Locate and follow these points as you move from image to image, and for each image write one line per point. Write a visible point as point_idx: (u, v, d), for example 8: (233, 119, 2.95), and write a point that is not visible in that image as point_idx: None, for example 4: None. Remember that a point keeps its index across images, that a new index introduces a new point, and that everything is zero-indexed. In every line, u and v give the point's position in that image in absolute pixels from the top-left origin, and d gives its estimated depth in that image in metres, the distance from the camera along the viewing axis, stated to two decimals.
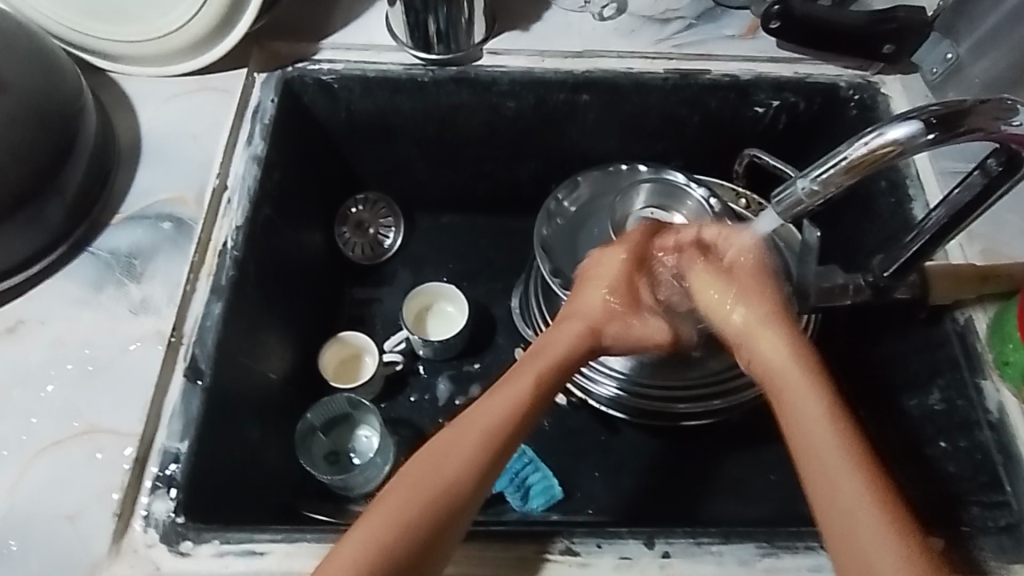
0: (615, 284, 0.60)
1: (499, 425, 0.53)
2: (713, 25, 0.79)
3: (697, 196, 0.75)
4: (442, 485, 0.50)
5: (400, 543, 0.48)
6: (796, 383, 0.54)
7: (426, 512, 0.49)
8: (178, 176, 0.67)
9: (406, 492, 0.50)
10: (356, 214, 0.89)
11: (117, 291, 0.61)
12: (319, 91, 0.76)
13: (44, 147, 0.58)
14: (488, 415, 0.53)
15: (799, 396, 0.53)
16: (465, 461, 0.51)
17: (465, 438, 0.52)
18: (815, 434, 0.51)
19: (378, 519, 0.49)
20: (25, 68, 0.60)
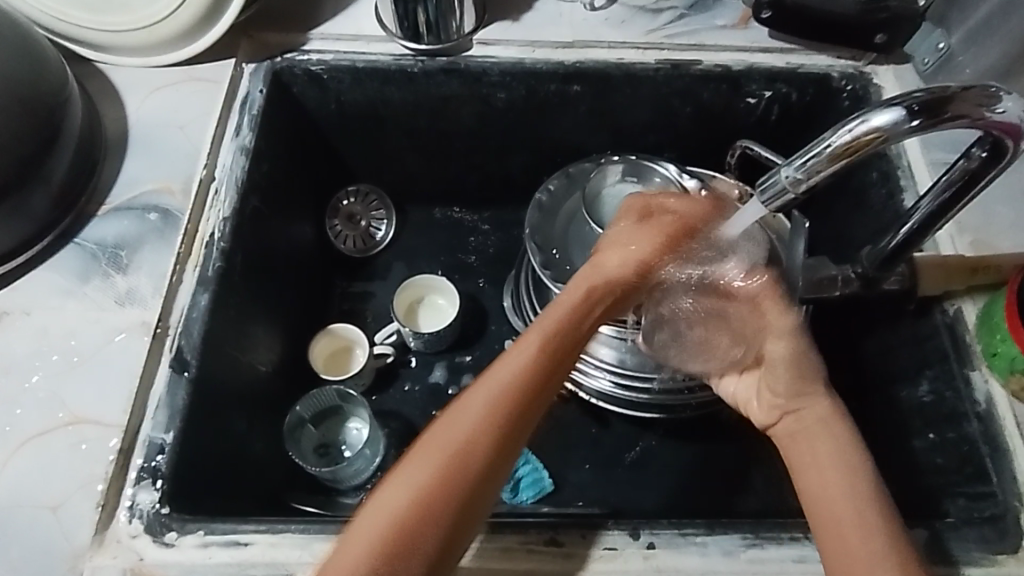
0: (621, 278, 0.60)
1: (523, 389, 0.52)
2: (705, 15, 0.79)
3: (666, 172, 0.73)
4: (467, 451, 0.50)
5: (423, 511, 0.47)
6: (817, 434, 0.57)
7: (455, 477, 0.49)
8: (165, 167, 0.67)
9: (427, 453, 0.50)
10: (346, 206, 0.89)
11: (103, 282, 0.61)
12: (308, 81, 0.76)
13: (27, 137, 0.58)
14: (509, 380, 0.52)
15: (816, 452, 0.56)
16: (490, 425, 0.51)
17: (485, 403, 0.51)
18: (834, 488, 0.53)
19: (400, 485, 0.48)
20: (10, 57, 0.59)
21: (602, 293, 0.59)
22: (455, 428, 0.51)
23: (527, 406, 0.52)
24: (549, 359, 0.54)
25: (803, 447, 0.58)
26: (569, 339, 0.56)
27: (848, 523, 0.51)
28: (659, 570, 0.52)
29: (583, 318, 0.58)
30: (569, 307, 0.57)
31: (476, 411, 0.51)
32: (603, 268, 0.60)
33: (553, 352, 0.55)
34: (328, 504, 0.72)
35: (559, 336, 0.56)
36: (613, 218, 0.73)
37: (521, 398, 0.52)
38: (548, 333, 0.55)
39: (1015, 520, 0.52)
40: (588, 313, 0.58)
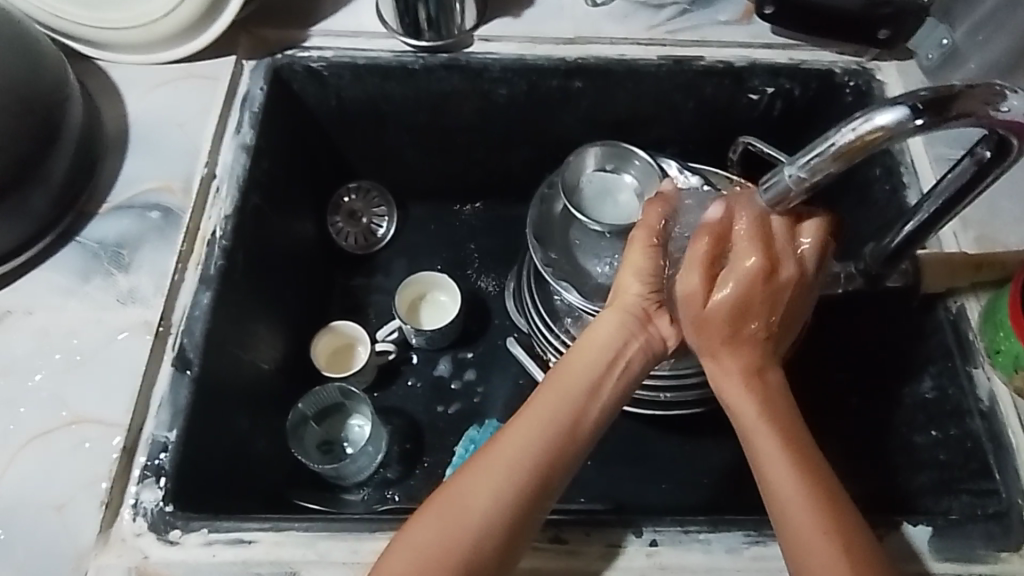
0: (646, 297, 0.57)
1: (546, 440, 0.52)
2: (708, 10, 0.78)
3: (644, 155, 0.74)
4: (481, 499, 0.49)
5: (444, 559, 0.47)
6: (741, 387, 0.55)
7: (475, 526, 0.48)
8: (165, 164, 0.67)
9: (446, 503, 0.50)
10: (347, 203, 0.89)
11: (104, 280, 0.61)
12: (309, 78, 0.76)
13: (27, 136, 0.57)
14: (529, 433, 0.52)
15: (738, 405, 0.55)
16: (510, 476, 0.50)
17: (505, 455, 0.51)
18: (766, 447, 0.53)
19: (421, 535, 0.48)
20: (9, 56, 0.59)
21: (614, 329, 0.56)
22: (472, 479, 0.50)
23: (551, 456, 0.52)
24: (564, 404, 0.53)
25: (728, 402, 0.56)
26: (588, 380, 0.54)
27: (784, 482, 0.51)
28: (663, 566, 0.52)
29: (610, 360, 0.55)
30: (587, 353, 0.55)
31: (510, 451, 0.51)
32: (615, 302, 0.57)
33: (573, 398, 0.54)
34: (332, 501, 0.72)
35: (574, 380, 0.54)
36: (592, 204, 0.74)
37: (540, 448, 0.51)
38: (563, 380, 0.54)
39: (1018, 516, 0.52)
40: (607, 351, 0.55)
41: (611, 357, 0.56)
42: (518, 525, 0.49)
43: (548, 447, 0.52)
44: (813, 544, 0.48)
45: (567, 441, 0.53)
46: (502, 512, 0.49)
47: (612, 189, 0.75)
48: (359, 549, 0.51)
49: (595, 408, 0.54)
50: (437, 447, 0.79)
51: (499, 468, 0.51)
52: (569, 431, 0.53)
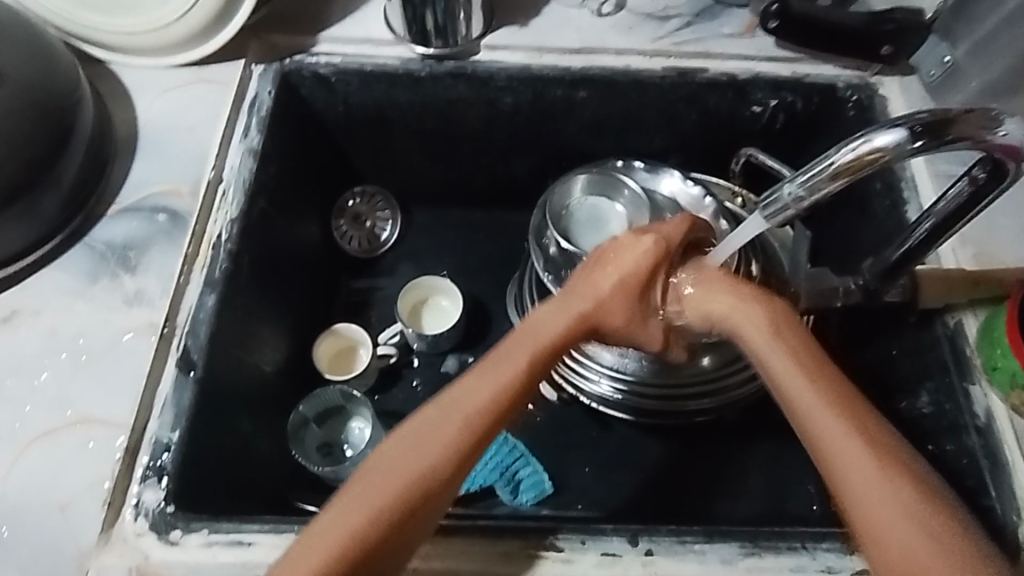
0: (629, 273, 0.56)
1: (486, 408, 0.51)
2: (712, 23, 0.79)
3: (633, 185, 0.76)
4: (421, 466, 0.49)
5: (379, 525, 0.47)
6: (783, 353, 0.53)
7: (406, 492, 0.48)
8: (173, 168, 0.68)
9: (382, 467, 0.49)
10: (352, 206, 0.90)
11: (111, 282, 0.62)
12: (316, 84, 0.76)
13: (38, 139, 0.58)
14: (469, 401, 0.51)
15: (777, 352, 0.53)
16: (456, 438, 0.50)
17: (447, 419, 0.51)
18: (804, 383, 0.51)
19: (357, 500, 0.48)
20: (23, 61, 0.60)
21: (581, 308, 0.56)
22: (416, 436, 0.50)
23: (486, 428, 0.51)
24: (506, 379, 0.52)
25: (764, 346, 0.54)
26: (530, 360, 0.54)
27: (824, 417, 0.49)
28: None
29: (563, 346, 0.55)
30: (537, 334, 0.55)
31: (458, 413, 0.51)
32: (584, 285, 0.57)
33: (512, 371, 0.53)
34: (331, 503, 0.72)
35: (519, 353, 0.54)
36: (580, 230, 0.75)
37: (479, 420, 0.51)
38: (510, 357, 0.54)
39: (1013, 534, 0.53)
40: (562, 335, 0.55)
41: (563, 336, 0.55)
42: (446, 491, 0.50)
43: (487, 419, 0.51)
44: (879, 501, 0.46)
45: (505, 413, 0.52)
46: (437, 480, 0.49)
47: (602, 217, 0.76)
48: None
49: (536, 386, 0.54)
50: None
51: (451, 421, 0.51)
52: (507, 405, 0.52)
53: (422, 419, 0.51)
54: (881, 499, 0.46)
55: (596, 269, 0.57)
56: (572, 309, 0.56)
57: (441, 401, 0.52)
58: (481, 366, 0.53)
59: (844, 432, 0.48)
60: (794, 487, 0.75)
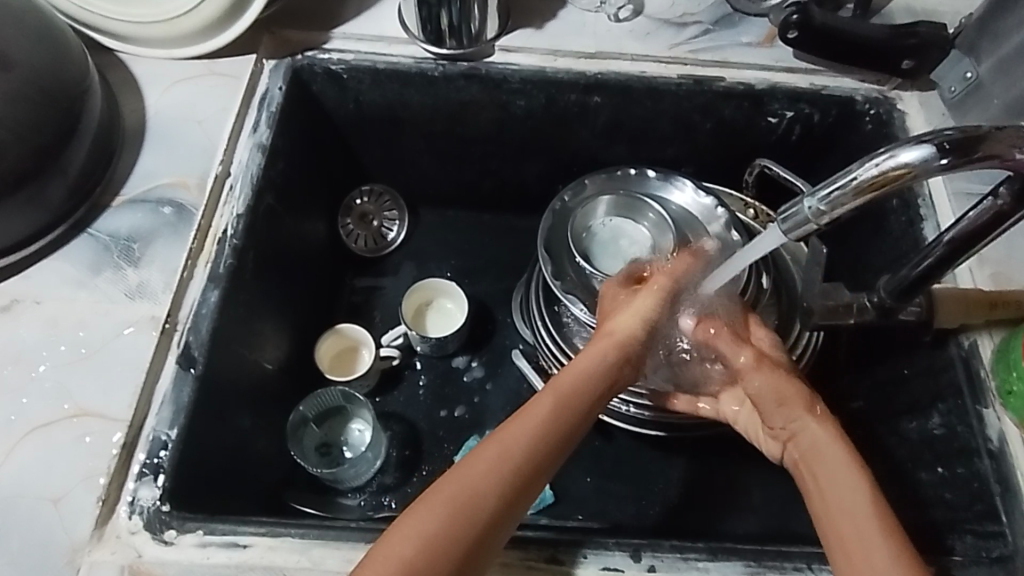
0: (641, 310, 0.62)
1: (526, 444, 0.52)
2: (730, 32, 0.78)
3: (658, 208, 0.75)
4: (476, 496, 0.49)
5: (434, 557, 0.46)
6: (829, 455, 0.54)
7: (461, 524, 0.47)
8: (181, 161, 0.67)
9: (437, 495, 0.49)
10: (360, 205, 0.89)
11: (114, 274, 0.61)
12: (328, 80, 0.76)
13: (46, 127, 0.58)
14: (514, 436, 0.52)
15: (837, 482, 0.52)
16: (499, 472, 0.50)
17: (487, 451, 0.51)
18: (858, 506, 0.50)
19: (406, 527, 0.47)
20: (32, 48, 0.59)
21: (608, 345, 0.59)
22: (463, 467, 0.50)
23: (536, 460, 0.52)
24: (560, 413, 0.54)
25: (822, 470, 0.53)
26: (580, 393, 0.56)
27: (874, 548, 0.48)
28: None
29: (590, 377, 0.57)
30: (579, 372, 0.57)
31: (499, 446, 0.51)
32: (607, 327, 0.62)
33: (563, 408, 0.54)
34: (328, 506, 0.71)
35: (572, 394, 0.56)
36: (602, 252, 0.75)
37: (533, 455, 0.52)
38: (560, 393, 0.55)
39: None
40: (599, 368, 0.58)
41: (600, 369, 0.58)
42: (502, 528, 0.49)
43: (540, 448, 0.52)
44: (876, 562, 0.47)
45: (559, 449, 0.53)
46: (483, 514, 0.48)
47: (625, 241, 0.76)
48: (351, 558, 0.51)
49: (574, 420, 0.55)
50: (437, 454, 0.79)
51: (490, 452, 0.51)
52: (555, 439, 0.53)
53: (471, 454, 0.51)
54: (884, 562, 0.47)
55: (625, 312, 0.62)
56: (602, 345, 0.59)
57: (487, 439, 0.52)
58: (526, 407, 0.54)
59: (858, 504, 0.50)
60: (798, 505, 0.74)
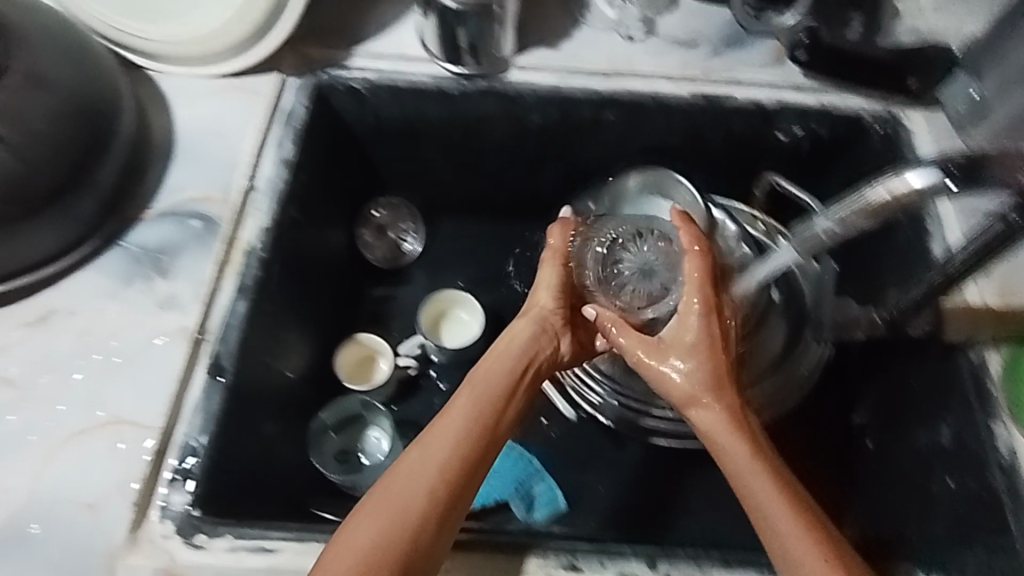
0: (558, 286, 0.71)
1: (461, 445, 0.55)
2: (741, 51, 0.81)
3: (688, 186, 0.82)
4: (410, 496, 0.52)
5: (383, 556, 0.49)
6: (735, 436, 0.57)
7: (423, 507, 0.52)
8: (209, 175, 0.69)
9: (376, 506, 0.52)
10: (376, 217, 0.91)
11: (145, 285, 0.63)
12: (348, 96, 0.78)
13: (78, 144, 0.60)
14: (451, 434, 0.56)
15: (738, 453, 0.56)
16: (429, 478, 0.53)
17: (421, 451, 0.55)
18: (763, 489, 0.54)
19: (361, 532, 0.50)
20: (62, 64, 0.61)
21: (525, 330, 0.67)
22: (396, 474, 0.54)
23: (473, 448, 0.56)
24: (485, 400, 0.59)
25: (721, 448, 0.57)
26: (499, 383, 0.61)
27: (784, 517, 0.52)
28: None
29: (508, 361, 0.63)
30: (502, 354, 0.64)
31: (433, 456, 0.54)
32: (530, 308, 0.69)
33: (489, 394, 0.60)
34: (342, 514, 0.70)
35: (494, 378, 0.61)
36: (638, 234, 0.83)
37: (457, 450, 0.55)
38: (477, 378, 0.61)
39: None
40: (513, 355, 0.64)
41: (521, 362, 0.64)
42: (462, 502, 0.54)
43: (466, 447, 0.56)
44: (791, 530, 0.51)
45: (485, 444, 0.57)
46: (416, 516, 0.51)
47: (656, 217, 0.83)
48: None
49: (498, 419, 0.59)
50: None
51: (428, 449, 0.55)
52: (488, 434, 0.58)
53: (404, 462, 0.54)
54: (797, 528, 0.51)
55: (556, 283, 0.71)
56: (517, 328, 0.67)
57: (422, 437, 0.56)
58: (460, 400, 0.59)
59: (768, 479, 0.54)
60: None
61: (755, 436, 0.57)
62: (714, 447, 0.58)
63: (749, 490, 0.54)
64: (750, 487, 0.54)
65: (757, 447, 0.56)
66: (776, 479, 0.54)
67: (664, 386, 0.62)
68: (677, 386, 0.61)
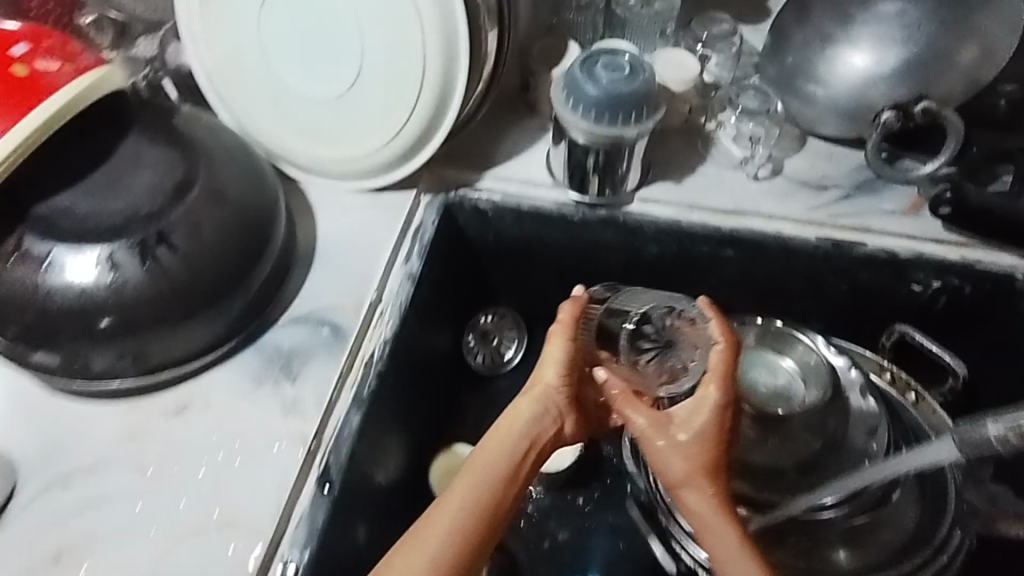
0: (567, 364, 0.64)
1: (468, 534, 0.56)
2: (873, 197, 0.79)
3: (806, 338, 0.75)
4: None
5: None
6: (721, 530, 0.57)
7: (449, 563, 0.55)
8: (342, 284, 0.73)
9: None
10: (482, 324, 0.93)
11: (274, 389, 0.66)
12: (474, 215, 0.82)
13: (238, 255, 0.66)
14: (450, 526, 0.56)
15: (725, 546, 0.56)
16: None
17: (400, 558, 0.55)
18: None
19: None
20: (239, 178, 0.68)
21: (531, 420, 0.62)
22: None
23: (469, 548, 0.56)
24: (479, 485, 0.58)
25: (710, 540, 0.57)
26: (493, 473, 0.59)
27: None
28: None
29: (496, 458, 0.59)
30: (489, 456, 0.59)
31: (433, 544, 0.55)
32: (538, 390, 0.63)
33: (489, 487, 0.58)
34: None
35: (489, 465, 0.59)
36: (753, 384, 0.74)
37: (444, 558, 0.54)
38: (477, 468, 0.58)
39: None
40: (512, 450, 0.60)
41: (523, 448, 0.61)
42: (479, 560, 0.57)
43: (463, 550, 0.55)
44: None
45: (483, 541, 0.57)
46: None
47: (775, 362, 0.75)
48: None
49: (508, 502, 0.58)
50: None
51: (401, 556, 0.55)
52: (490, 522, 0.57)
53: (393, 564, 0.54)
54: None
55: (563, 359, 0.64)
56: (522, 413, 0.62)
57: (403, 544, 0.56)
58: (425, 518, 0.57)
59: None
60: None
61: (740, 533, 0.57)
62: (702, 535, 0.58)
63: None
64: None
65: (742, 545, 0.56)
66: None
67: (661, 467, 0.59)
68: (673, 468, 0.59)
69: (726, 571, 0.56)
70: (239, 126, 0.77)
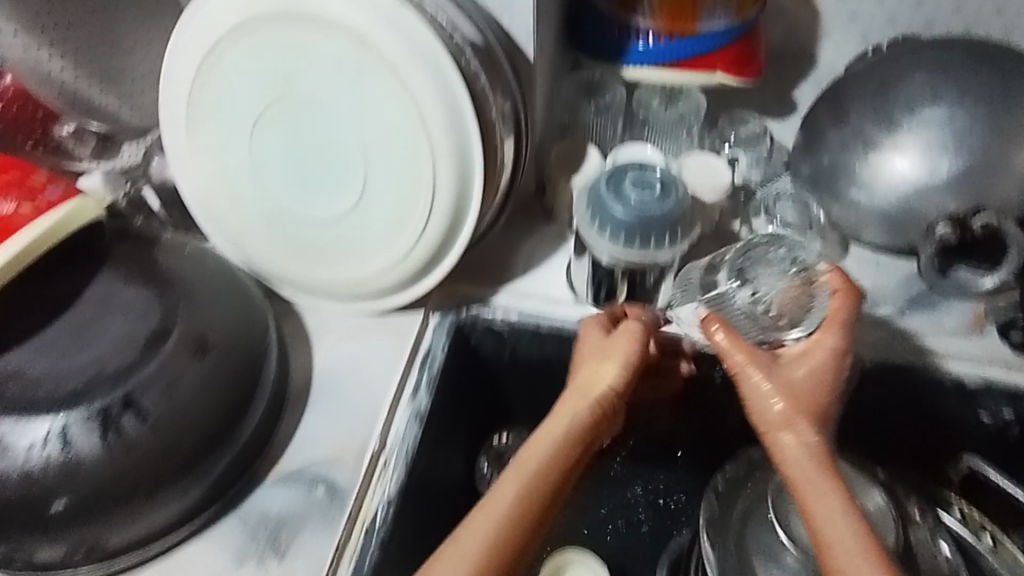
0: (625, 364, 0.61)
1: (513, 529, 0.53)
2: (932, 313, 0.72)
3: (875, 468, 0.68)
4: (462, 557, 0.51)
5: None
6: (821, 478, 0.55)
7: (503, 544, 0.53)
8: (342, 429, 0.64)
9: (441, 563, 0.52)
10: (496, 445, 0.79)
11: (258, 568, 0.57)
12: (488, 335, 0.73)
13: (223, 408, 0.58)
14: (508, 514, 0.54)
15: (822, 496, 0.54)
16: (491, 538, 0.52)
17: (479, 522, 0.53)
18: (840, 534, 0.52)
19: None
20: (229, 317, 0.61)
21: (586, 420, 0.59)
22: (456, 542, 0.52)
23: (521, 535, 0.54)
24: (535, 481, 0.56)
25: (805, 496, 0.55)
26: (551, 467, 0.57)
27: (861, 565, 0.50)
28: None
29: (563, 441, 0.58)
30: (544, 449, 0.58)
31: (501, 508, 0.54)
32: (588, 390, 0.61)
33: (539, 484, 0.56)
34: None
35: (541, 458, 0.57)
36: None
37: (509, 535, 0.53)
38: (526, 467, 0.56)
39: None
40: (568, 445, 0.58)
41: (573, 445, 0.58)
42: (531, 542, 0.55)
43: (513, 543, 0.53)
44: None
45: (526, 538, 0.54)
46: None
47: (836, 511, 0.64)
48: None
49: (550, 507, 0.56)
50: None
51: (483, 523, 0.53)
52: (538, 510, 0.55)
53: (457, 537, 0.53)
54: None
55: (621, 362, 0.61)
56: (576, 408, 0.60)
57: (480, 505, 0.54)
58: (509, 475, 0.56)
59: (851, 527, 0.52)
60: None
61: (841, 482, 0.55)
62: (795, 489, 0.56)
63: (827, 533, 0.52)
64: (833, 537, 0.52)
65: (845, 498, 0.54)
66: (859, 530, 0.52)
67: (757, 411, 0.60)
68: (774, 409, 0.59)
69: (821, 532, 0.53)
70: (240, 256, 0.70)
